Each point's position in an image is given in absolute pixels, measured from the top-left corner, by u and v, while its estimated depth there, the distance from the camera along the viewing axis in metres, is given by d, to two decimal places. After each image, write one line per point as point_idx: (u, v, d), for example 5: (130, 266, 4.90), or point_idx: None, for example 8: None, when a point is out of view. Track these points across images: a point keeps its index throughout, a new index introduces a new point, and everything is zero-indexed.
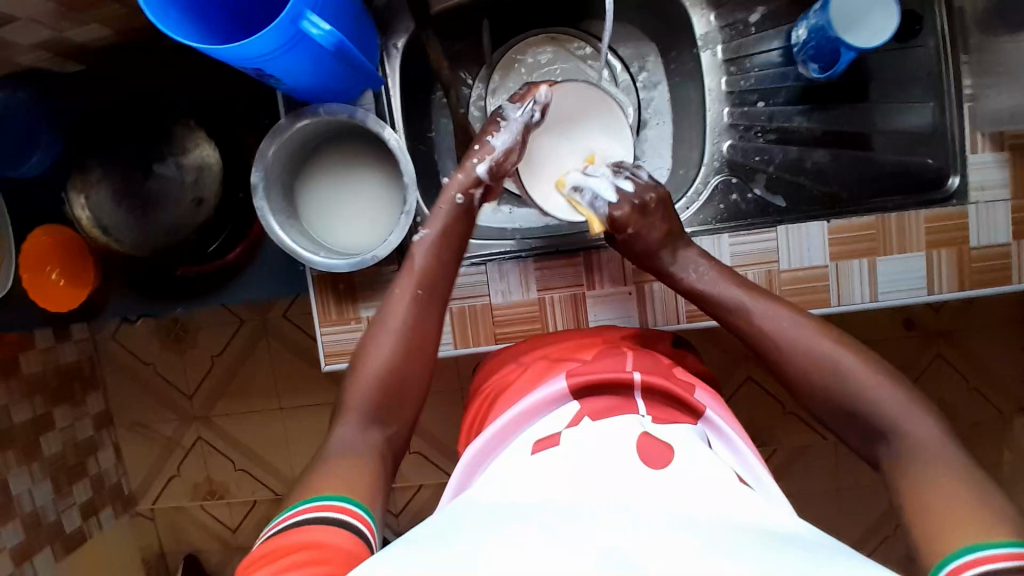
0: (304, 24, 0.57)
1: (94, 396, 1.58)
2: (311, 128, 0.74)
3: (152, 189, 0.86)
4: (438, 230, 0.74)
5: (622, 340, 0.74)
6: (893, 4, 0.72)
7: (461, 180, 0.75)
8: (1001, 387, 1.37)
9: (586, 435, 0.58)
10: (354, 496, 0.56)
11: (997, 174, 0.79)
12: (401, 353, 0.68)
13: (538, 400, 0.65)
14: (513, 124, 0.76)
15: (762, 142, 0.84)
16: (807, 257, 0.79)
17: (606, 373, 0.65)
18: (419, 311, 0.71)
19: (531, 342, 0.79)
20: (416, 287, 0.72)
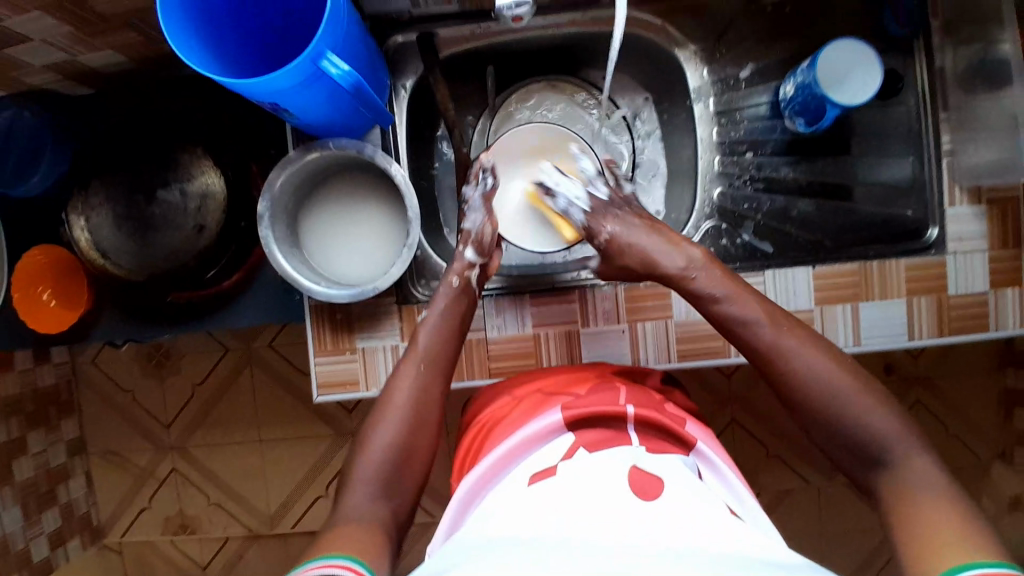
0: (324, 63, 0.59)
1: (70, 421, 1.55)
2: (320, 162, 0.76)
3: (155, 214, 0.86)
4: (440, 308, 0.76)
5: (613, 375, 0.76)
6: (876, 64, 0.76)
7: (457, 265, 0.79)
8: (978, 435, 1.41)
9: (581, 467, 0.59)
10: (361, 557, 0.53)
11: (974, 226, 0.83)
12: (406, 430, 0.67)
13: (533, 433, 0.66)
14: (474, 201, 0.84)
15: (751, 190, 0.88)
16: (794, 300, 0.82)
17: (600, 406, 0.67)
18: (425, 383, 0.71)
19: (527, 375, 0.80)
20: (421, 362, 0.72)
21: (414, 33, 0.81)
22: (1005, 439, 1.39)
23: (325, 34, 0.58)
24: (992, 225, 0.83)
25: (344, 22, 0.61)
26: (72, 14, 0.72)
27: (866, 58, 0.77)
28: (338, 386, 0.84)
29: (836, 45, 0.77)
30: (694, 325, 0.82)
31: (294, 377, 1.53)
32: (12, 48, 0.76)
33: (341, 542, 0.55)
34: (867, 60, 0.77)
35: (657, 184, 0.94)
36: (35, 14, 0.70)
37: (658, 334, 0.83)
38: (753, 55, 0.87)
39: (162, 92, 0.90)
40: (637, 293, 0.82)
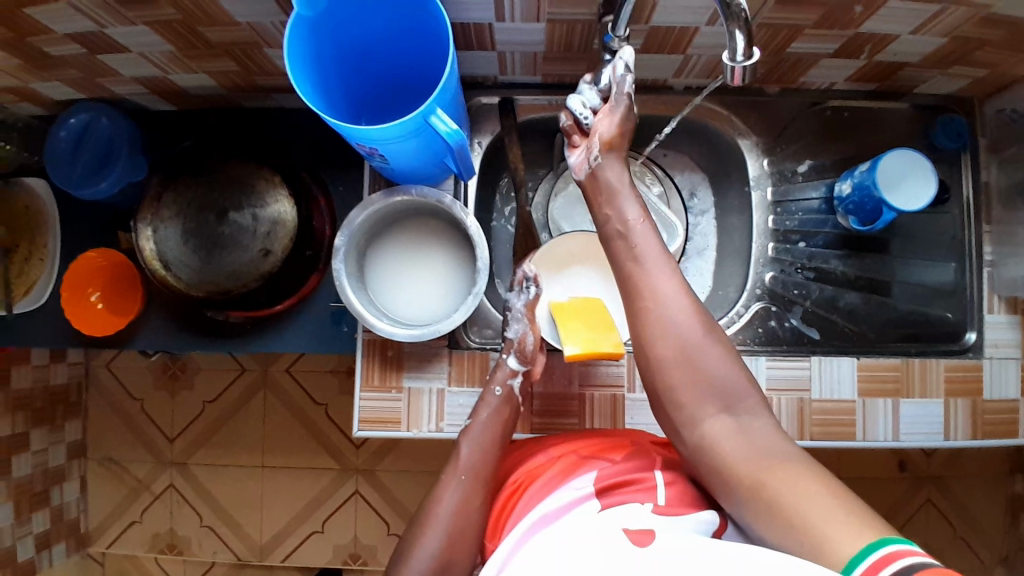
0: (432, 119, 0.62)
1: (73, 423, 1.52)
2: (397, 205, 0.79)
3: (224, 234, 0.89)
4: (483, 420, 0.77)
5: (651, 445, 0.75)
6: (932, 175, 0.81)
7: (500, 372, 0.80)
8: (986, 538, 1.40)
9: (602, 525, 0.58)
10: None
11: (1009, 334, 0.86)
12: (447, 543, 0.66)
13: (559, 501, 0.65)
14: (516, 312, 0.83)
15: (801, 277, 0.91)
16: (837, 390, 0.84)
17: (626, 475, 0.67)
18: (466, 494, 0.70)
19: (564, 435, 0.78)
20: (460, 474, 0.71)
21: (496, 96, 0.86)
22: (1011, 545, 1.39)
23: (440, 94, 0.62)
24: None
25: (455, 86, 0.65)
26: (178, 37, 0.75)
27: (924, 166, 0.82)
28: (379, 423, 0.84)
29: (898, 153, 0.81)
30: None
31: (307, 406, 1.52)
32: (111, 58, 0.80)
33: None
34: (924, 170, 0.81)
35: (706, 261, 0.96)
36: (143, 30, 0.73)
37: None
38: (812, 153, 0.92)
39: (243, 119, 0.94)
40: None
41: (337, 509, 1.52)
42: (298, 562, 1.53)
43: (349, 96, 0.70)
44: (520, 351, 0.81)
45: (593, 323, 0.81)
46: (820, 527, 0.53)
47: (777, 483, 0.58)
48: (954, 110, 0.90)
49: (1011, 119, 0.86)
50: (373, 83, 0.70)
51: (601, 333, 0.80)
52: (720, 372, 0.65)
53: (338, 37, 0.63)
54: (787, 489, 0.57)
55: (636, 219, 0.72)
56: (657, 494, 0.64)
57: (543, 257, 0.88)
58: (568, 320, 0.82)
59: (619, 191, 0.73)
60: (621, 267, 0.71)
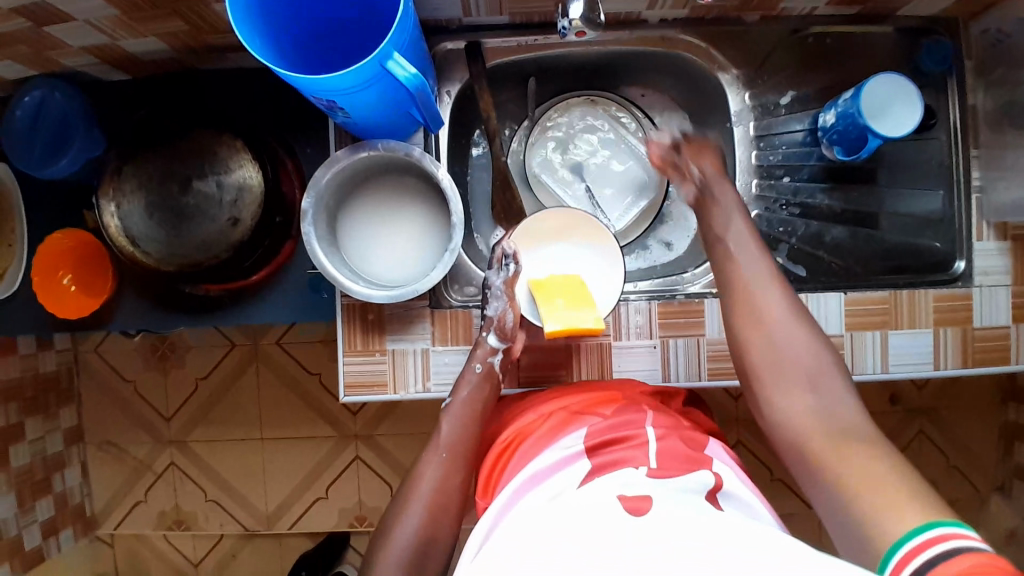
0: (390, 64, 0.59)
1: (68, 409, 1.51)
2: (365, 162, 0.76)
3: (189, 204, 0.86)
4: (463, 398, 0.76)
5: (642, 397, 0.74)
6: (916, 99, 0.78)
7: (481, 349, 0.79)
8: (979, 465, 1.42)
9: (591, 491, 0.58)
10: None
11: (999, 261, 0.84)
12: (429, 516, 0.67)
13: (548, 462, 0.65)
14: (495, 289, 0.79)
15: (786, 214, 0.89)
16: (823, 325, 0.83)
17: (617, 435, 0.65)
18: (446, 473, 0.70)
19: (553, 391, 0.77)
20: (440, 451, 0.71)
21: (463, 41, 0.82)
22: (1004, 471, 1.40)
23: (395, 36, 0.58)
24: (1013, 261, 0.84)
25: (411, 28, 0.61)
26: None
27: (909, 91, 0.79)
28: (365, 387, 0.83)
29: (884, 78, 0.78)
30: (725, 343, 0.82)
31: (300, 376, 1.52)
32: (53, 27, 0.75)
33: None
34: (909, 94, 0.78)
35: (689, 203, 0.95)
36: None
37: (690, 350, 0.83)
38: (794, 84, 0.89)
39: (202, 84, 0.90)
40: (670, 309, 0.82)
41: (339, 476, 1.54)
42: (305, 529, 1.55)
43: (305, 49, 0.66)
44: (502, 328, 0.79)
45: (574, 298, 0.77)
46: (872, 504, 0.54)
47: (835, 458, 0.60)
48: (939, 32, 0.87)
49: (997, 40, 0.83)
50: (330, 35, 0.66)
51: (582, 307, 0.76)
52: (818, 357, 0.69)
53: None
54: (838, 462, 0.60)
55: (738, 224, 0.78)
56: (650, 451, 0.63)
57: (523, 233, 0.82)
58: (547, 297, 0.78)
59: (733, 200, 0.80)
60: (726, 259, 0.77)
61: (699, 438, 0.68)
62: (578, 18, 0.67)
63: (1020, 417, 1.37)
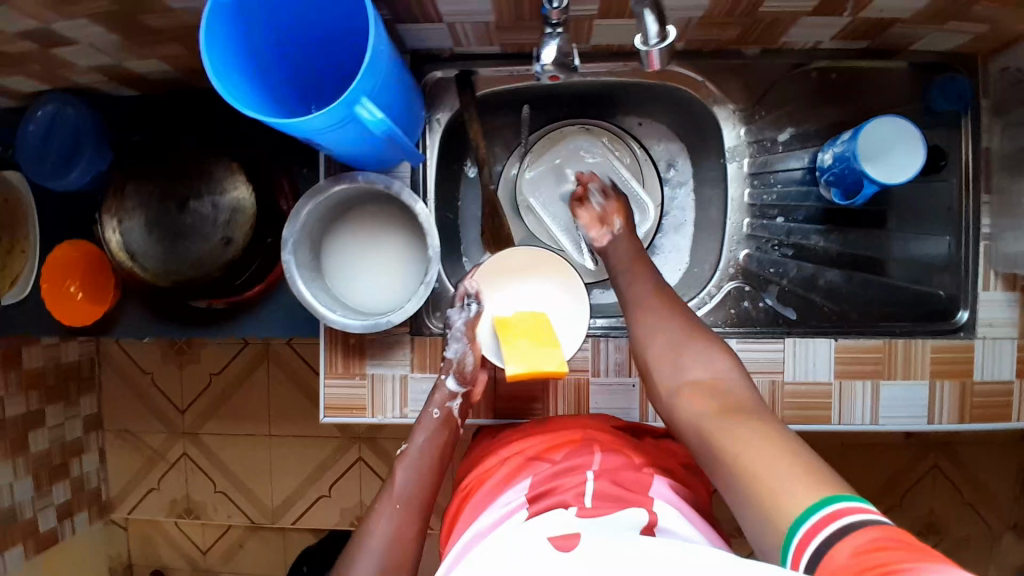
0: (358, 108, 0.60)
1: (88, 397, 1.58)
2: (347, 192, 0.77)
3: (186, 223, 0.88)
4: (419, 446, 0.77)
5: (594, 434, 0.73)
6: (920, 142, 0.75)
7: (438, 394, 0.79)
8: (995, 506, 1.36)
9: (519, 538, 0.57)
10: None
11: (1007, 312, 0.81)
12: (381, 573, 0.66)
13: (495, 514, 0.64)
14: (455, 331, 0.80)
15: (778, 255, 0.87)
16: (812, 372, 0.80)
17: (559, 483, 0.65)
18: (401, 523, 0.70)
19: (522, 429, 0.78)
20: (394, 503, 0.72)
21: (454, 70, 0.82)
22: (1020, 512, 1.34)
23: (363, 81, 0.59)
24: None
25: (384, 71, 0.62)
26: (119, 26, 0.73)
27: (911, 134, 0.75)
28: (346, 410, 0.84)
29: (883, 121, 0.75)
30: None
31: (307, 376, 1.55)
32: (60, 50, 0.78)
33: None
34: (911, 138, 0.75)
35: (683, 237, 0.92)
36: (82, 22, 0.71)
37: None
38: (795, 120, 0.85)
39: (206, 102, 0.92)
40: None
41: (342, 475, 1.57)
42: (308, 525, 1.59)
43: (290, 75, 0.69)
44: (461, 372, 0.79)
45: (539, 340, 0.77)
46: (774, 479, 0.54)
47: (723, 439, 0.61)
48: (956, 68, 0.83)
49: (1018, 78, 0.78)
50: (316, 63, 0.69)
51: (547, 351, 0.76)
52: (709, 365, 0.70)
53: (272, 14, 0.62)
54: (725, 443, 0.60)
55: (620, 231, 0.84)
56: (586, 497, 0.62)
57: (487, 272, 0.83)
58: (512, 338, 0.78)
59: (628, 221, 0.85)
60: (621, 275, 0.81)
61: (645, 480, 0.66)
62: (551, 62, 0.65)
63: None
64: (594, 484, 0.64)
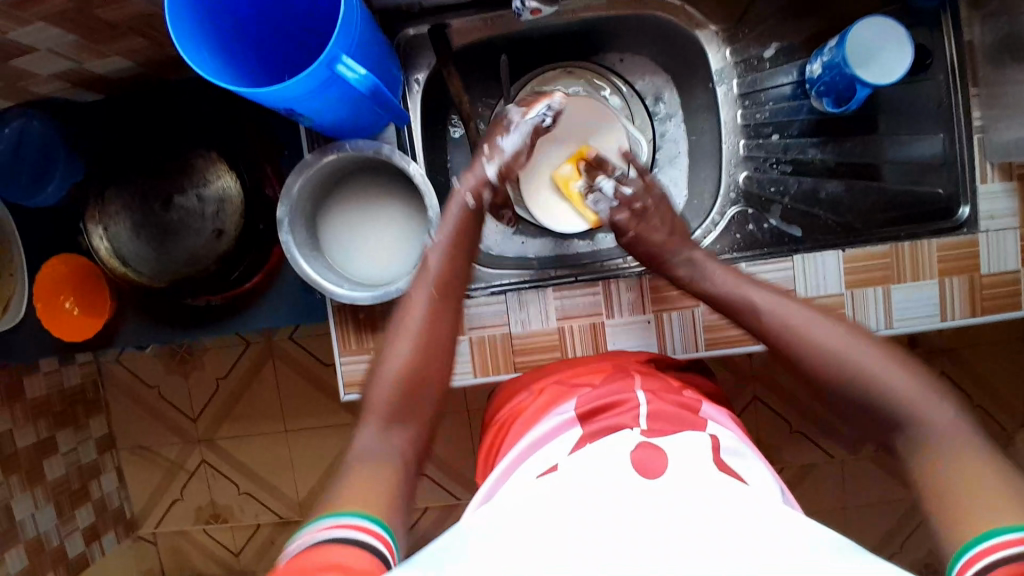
0: (339, 67, 0.58)
1: (97, 419, 1.56)
2: (336, 164, 0.75)
3: (172, 220, 0.86)
4: (449, 230, 0.72)
5: (632, 364, 0.74)
6: (908, 46, 0.75)
7: (473, 181, 0.75)
8: (1004, 404, 1.39)
9: (584, 458, 0.57)
10: (372, 511, 0.53)
11: (1006, 203, 0.81)
12: (418, 356, 0.65)
13: (547, 427, 0.65)
14: (523, 124, 0.79)
15: (777, 173, 0.86)
16: (823, 285, 0.80)
17: (611, 397, 0.66)
18: (438, 308, 0.68)
19: (546, 368, 0.79)
20: (431, 288, 0.69)
21: (426, 25, 0.80)
22: None
23: (340, 38, 0.57)
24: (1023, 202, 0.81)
25: (360, 26, 0.60)
26: (78, 26, 0.70)
27: (899, 37, 0.75)
28: (364, 386, 0.82)
29: (869, 22, 0.75)
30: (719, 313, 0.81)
31: (314, 367, 1.52)
32: (19, 60, 0.74)
33: (348, 493, 0.55)
34: (900, 38, 0.75)
35: (679, 169, 0.92)
36: (38, 26, 0.68)
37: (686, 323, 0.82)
38: (778, 36, 0.84)
39: (174, 95, 0.89)
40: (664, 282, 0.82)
41: None
42: None
43: (258, 50, 0.67)
44: (505, 165, 0.78)
45: None
46: (948, 480, 0.53)
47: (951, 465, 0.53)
48: None
49: None
50: (280, 33, 0.67)
51: None
52: (794, 310, 0.67)
53: None
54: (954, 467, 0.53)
55: (768, 300, 0.69)
56: (642, 415, 0.62)
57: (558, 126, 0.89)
58: None
59: (742, 289, 0.72)
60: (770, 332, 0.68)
61: (694, 402, 0.67)
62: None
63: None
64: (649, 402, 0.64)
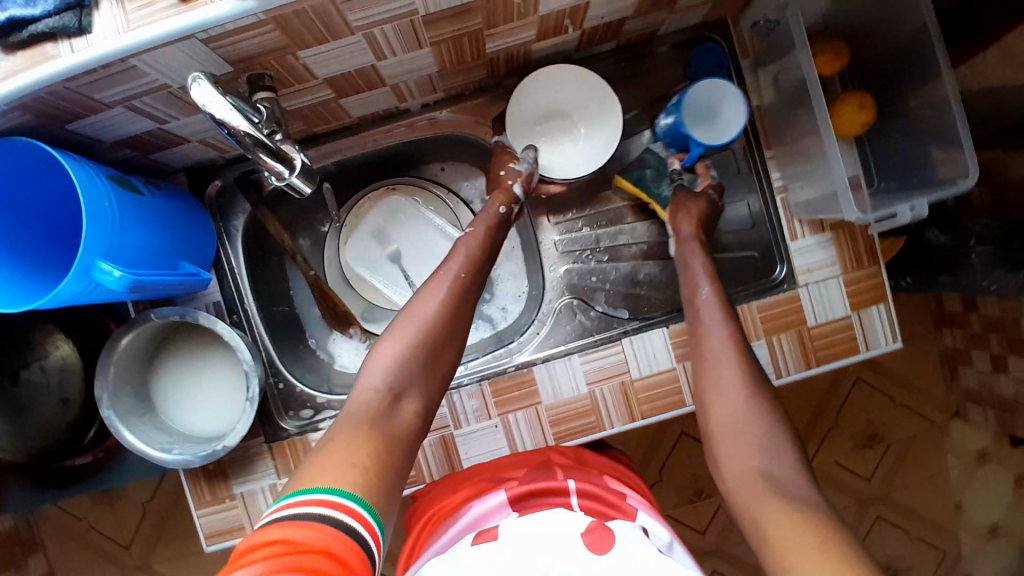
0: (95, 273, 0.59)
1: (34, 560, 1.53)
2: (143, 336, 0.76)
3: (20, 396, 0.86)
4: (483, 225, 0.77)
5: (555, 452, 0.80)
6: (740, 102, 0.81)
7: (501, 193, 0.81)
8: (925, 398, 1.35)
9: (524, 527, 0.64)
10: (355, 491, 0.51)
11: (822, 254, 0.85)
12: (439, 325, 0.67)
13: (488, 507, 0.70)
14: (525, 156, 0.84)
15: (595, 263, 0.89)
16: (654, 363, 0.83)
17: (545, 483, 0.72)
18: (463, 285, 0.70)
19: (473, 468, 0.79)
20: (459, 269, 0.71)
21: (233, 172, 0.82)
22: (958, 397, 1.33)
23: (91, 246, 0.58)
24: (839, 249, 0.85)
25: (117, 226, 0.61)
26: None
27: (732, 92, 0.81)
28: (224, 534, 0.82)
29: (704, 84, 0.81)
30: (564, 404, 0.83)
31: None
32: None
33: (337, 448, 0.55)
34: (732, 98, 0.81)
35: (516, 262, 0.95)
36: None
37: (531, 421, 0.83)
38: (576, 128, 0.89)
39: None
40: (502, 385, 0.83)
41: None
42: None
43: (36, 236, 0.66)
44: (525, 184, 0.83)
45: None
46: (775, 545, 0.53)
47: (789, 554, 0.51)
48: (710, 38, 0.87)
49: (767, 30, 0.81)
50: (49, 212, 0.67)
51: None
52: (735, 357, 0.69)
53: (13, 196, 0.63)
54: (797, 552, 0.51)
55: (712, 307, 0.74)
56: (575, 502, 0.69)
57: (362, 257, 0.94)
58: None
59: (699, 297, 0.76)
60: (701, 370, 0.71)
61: (617, 492, 0.74)
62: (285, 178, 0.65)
63: (954, 342, 1.28)
64: (578, 492, 0.71)
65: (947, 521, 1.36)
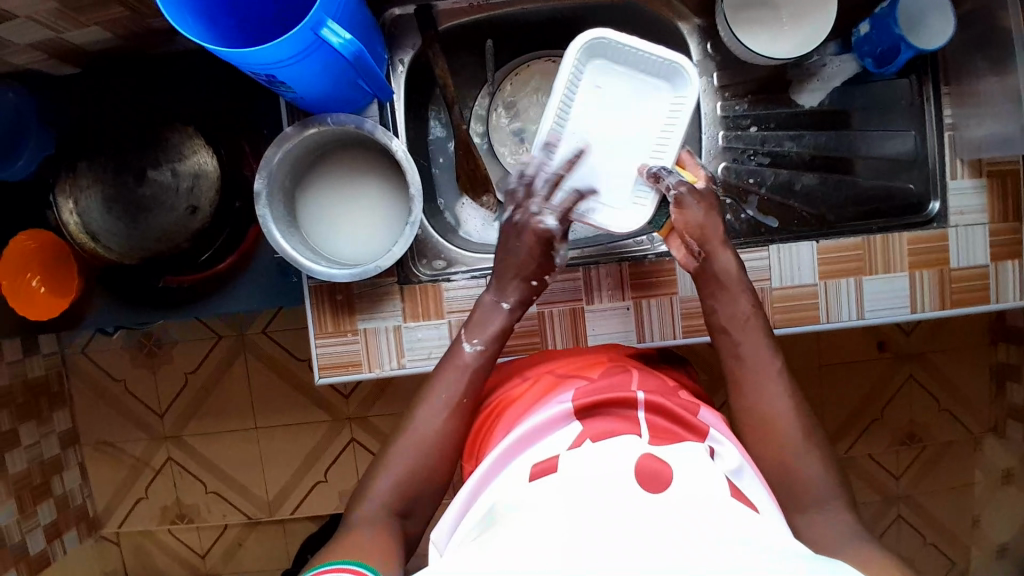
0: (323, 31, 0.59)
1: (60, 412, 1.42)
2: (317, 137, 0.74)
3: (146, 195, 0.85)
4: (482, 325, 0.73)
5: (625, 357, 0.75)
6: (950, 10, 0.78)
7: (513, 285, 0.75)
8: (974, 408, 1.34)
9: (586, 454, 0.56)
10: (365, 559, 0.54)
11: (975, 200, 0.83)
12: (413, 458, 0.66)
13: (547, 414, 0.62)
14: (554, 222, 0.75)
15: (755, 164, 0.88)
16: (798, 275, 0.82)
17: (611, 392, 0.63)
18: (454, 401, 0.69)
19: (532, 357, 0.78)
20: (455, 380, 0.70)
21: (411, 5, 0.80)
22: (998, 412, 1.32)
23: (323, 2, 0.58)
24: (990, 198, 0.83)
25: None
26: None
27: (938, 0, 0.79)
28: (340, 368, 0.81)
29: None
30: (698, 300, 0.82)
31: (287, 362, 1.42)
32: None
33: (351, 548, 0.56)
34: (941, 7, 0.79)
35: None
36: None
37: (664, 310, 0.82)
38: None
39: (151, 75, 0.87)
40: (641, 269, 0.82)
41: (336, 460, 1.45)
42: (308, 513, 1.46)
43: (241, 19, 0.67)
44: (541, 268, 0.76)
45: None
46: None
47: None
48: None
49: None
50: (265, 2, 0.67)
51: None
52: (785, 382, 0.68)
53: None
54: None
55: (750, 313, 0.72)
56: (642, 417, 0.61)
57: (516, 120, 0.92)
58: None
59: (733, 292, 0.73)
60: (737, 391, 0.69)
61: (691, 404, 0.66)
62: None
63: (1012, 359, 1.28)
64: (647, 405, 0.62)
65: (961, 533, 1.36)
